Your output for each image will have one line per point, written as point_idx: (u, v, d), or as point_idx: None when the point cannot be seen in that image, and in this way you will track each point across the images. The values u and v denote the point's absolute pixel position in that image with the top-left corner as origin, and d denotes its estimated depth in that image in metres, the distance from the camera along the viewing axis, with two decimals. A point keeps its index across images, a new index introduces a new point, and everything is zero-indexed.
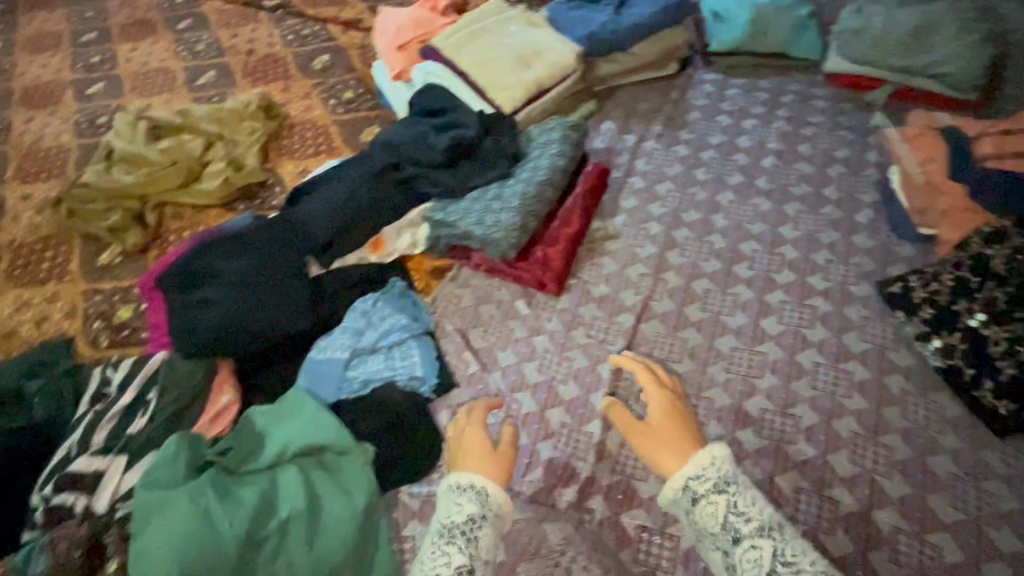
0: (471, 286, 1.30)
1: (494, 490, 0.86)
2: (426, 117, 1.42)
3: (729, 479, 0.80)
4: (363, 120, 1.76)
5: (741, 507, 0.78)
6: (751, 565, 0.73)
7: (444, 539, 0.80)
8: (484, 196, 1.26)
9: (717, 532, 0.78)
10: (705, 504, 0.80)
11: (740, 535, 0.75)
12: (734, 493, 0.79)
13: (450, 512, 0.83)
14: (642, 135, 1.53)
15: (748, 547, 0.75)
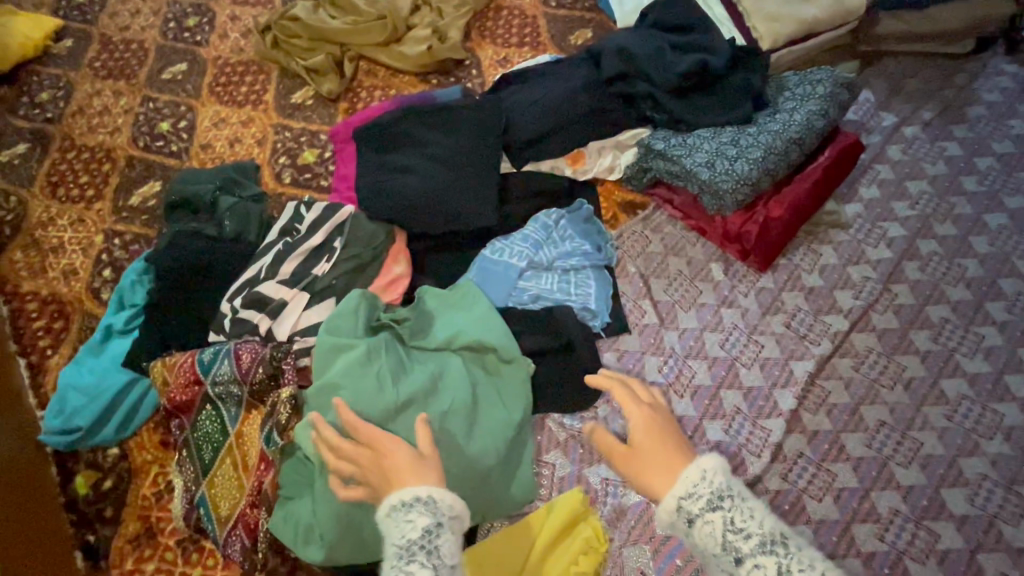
0: (664, 233, 1.17)
1: (445, 495, 0.63)
2: (666, 32, 1.25)
3: (725, 493, 0.57)
4: (576, 21, 1.60)
5: (741, 522, 0.55)
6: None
7: (400, 564, 0.59)
8: (718, 137, 1.11)
9: (718, 554, 0.56)
10: (698, 522, 0.57)
11: (741, 556, 0.55)
12: (731, 508, 0.56)
13: (394, 534, 0.61)
14: (906, 118, 1.27)
15: (750, 570, 0.54)
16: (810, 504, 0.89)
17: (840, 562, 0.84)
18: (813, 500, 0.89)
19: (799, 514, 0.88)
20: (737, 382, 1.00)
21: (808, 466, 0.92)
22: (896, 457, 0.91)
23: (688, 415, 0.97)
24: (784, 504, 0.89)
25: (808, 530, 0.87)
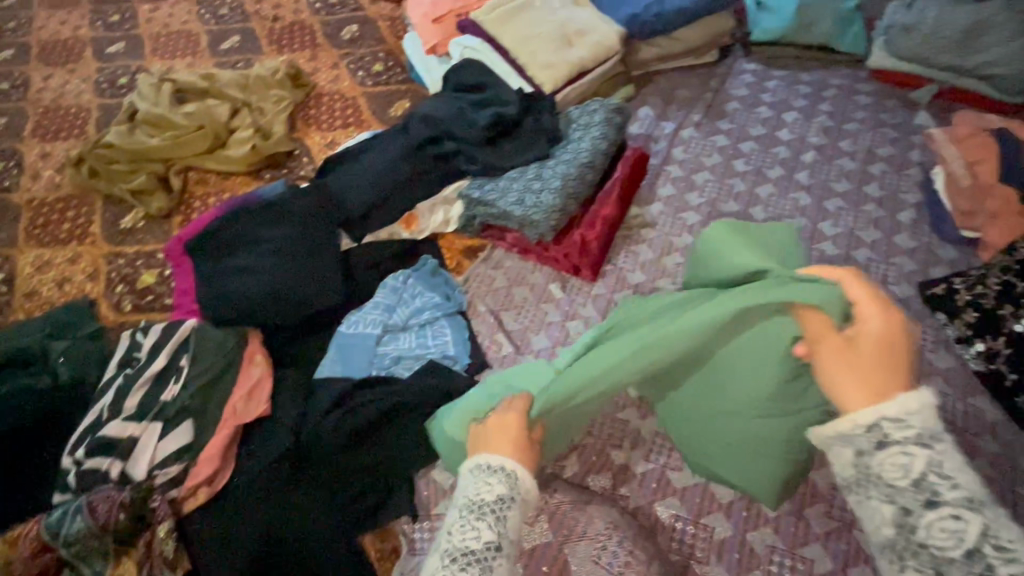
0: (505, 267, 1.28)
1: (522, 474, 0.75)
2: (463, 94, 1.41)
3: (932, 433, 0.57)
4: (393, 94, 1.73)
5: (1007, 540, 0.52)
6: (949, 540, 0.53)
7: (473, 515, 0.71)
8: (524, 176, 1.24)
9: (899, 485, 0.56)
10: (896, 450, 0.57)
11: (938, 498, 0.54)
12: (941, 451, 0.56)
13: (477, 489, 0.73)
14: (680, 123, 1.50)
15: (943, 516, 0.53)
16: (672, 475, 0.98)
17: (706, 519, 0.94)
18: (674, 470, 0.99)
19: (665, 487, 0.97)
20: None
21: (665, 442, 1.01)
22: None
23: None
24: (651, 483, 0.98)
25: (675, 499, 0.96)
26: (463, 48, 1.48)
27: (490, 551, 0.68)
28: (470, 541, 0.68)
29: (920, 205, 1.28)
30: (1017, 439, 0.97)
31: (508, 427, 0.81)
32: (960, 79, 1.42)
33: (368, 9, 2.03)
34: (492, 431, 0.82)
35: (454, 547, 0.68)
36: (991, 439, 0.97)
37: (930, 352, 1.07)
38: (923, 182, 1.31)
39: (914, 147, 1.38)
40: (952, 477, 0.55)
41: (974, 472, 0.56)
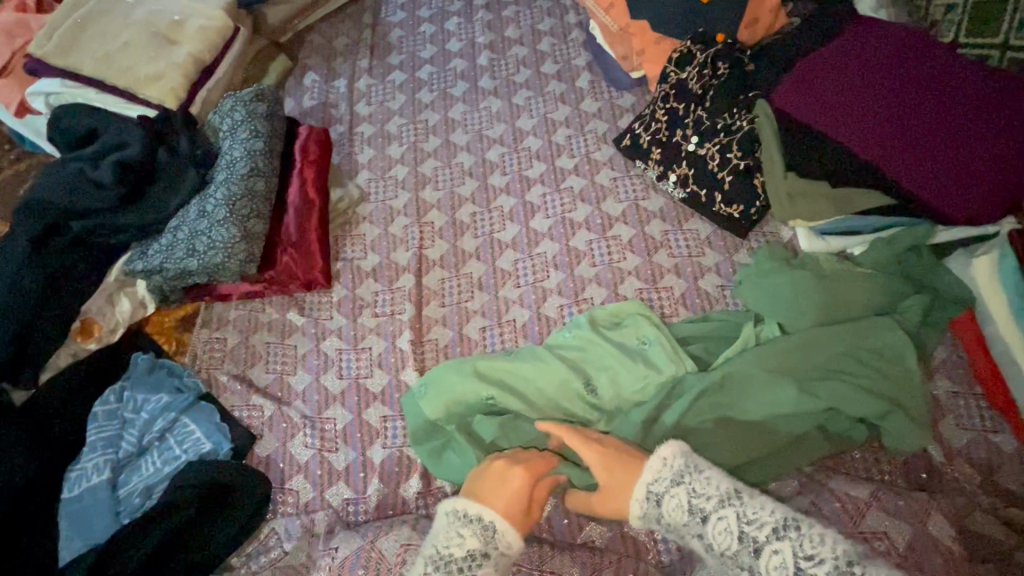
0: (230, 321, 1.10)
1: (504, 533, 0.69)
2: (75, 152, 1.11)
3: (681, 472, 0.68)
4: (13, 180, 1.35)
5: (753, 515, 0.62)
6: (727, 540, 0.62)
7: (438, 570, 0.67)
8: (186, 221, 1.05)
9: (687, 522, 0.66)
10: (716, 518, 0.64)
11: (706, 513, 0.64)
12: (690, 478, 0.67)
13: (449, 540, 0.69)
14: (352, 76, 1.36)
15: (716, 524, 0.64)
16: None
17: None
18: None
19: None
20: (370, 396, 1.01)
21: None
22: (507, 346, 1.02)
23: (351, 460, 0.96)
24: None
25: None
26: (44, 94, 1.15)
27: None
28: None
29: (591, 65, 1.31)
30: (727, 243, 1.07)
31: (512, 482, 0.72)
32: None
33: None
34: (496, 488, 0.72)
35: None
36: (710, 253, 1.06)
37: (643, 200, 1.13)
38: (586, 41, 1.33)
39: (568, 10, 1.39)
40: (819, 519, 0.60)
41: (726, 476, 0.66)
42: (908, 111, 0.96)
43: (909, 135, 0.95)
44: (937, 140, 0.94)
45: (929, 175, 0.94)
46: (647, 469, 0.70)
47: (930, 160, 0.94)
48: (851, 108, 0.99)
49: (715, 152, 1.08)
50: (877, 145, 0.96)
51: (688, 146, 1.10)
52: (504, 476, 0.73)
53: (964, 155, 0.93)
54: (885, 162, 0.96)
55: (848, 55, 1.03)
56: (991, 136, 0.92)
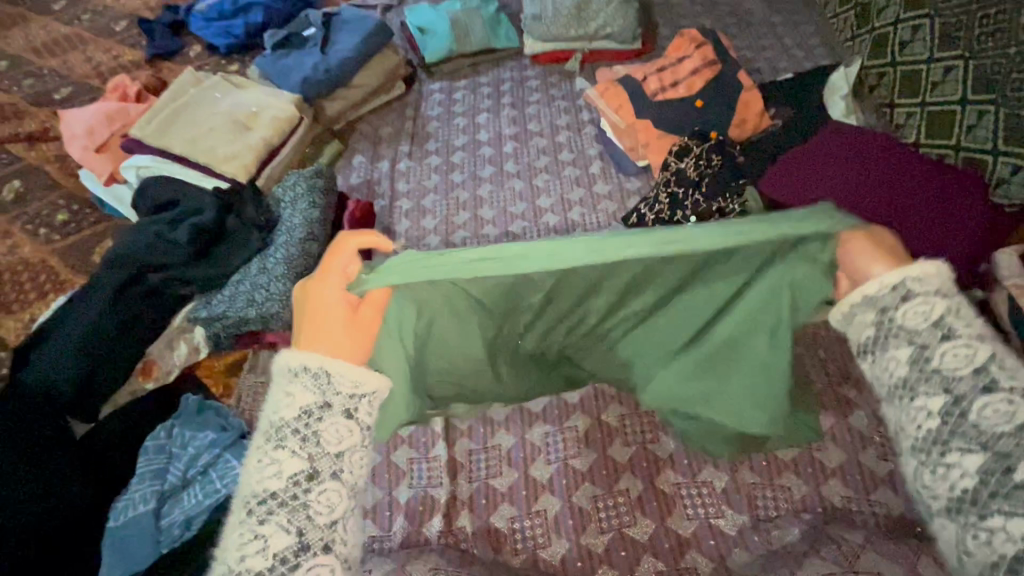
0: (275, 367, 1.21)
1: (339, 371, 0.72)
2: (155, 215, 1.29)
3: (945, 289, 0.76)
4: (91, 239, 1.54)
5: (953, 322, 0.74)
6: (914, 373, 0.73)
7: (274, 442, 0.69)
8: (248, 276, 1.20)
9: (917, 330, 0.74)
10: (951, 343, 0.72)
11: (929, 351, 0.73)
12: (947, 301, 0.75)
13: (280, 407, 0.71)
14: (394, 159, 1.56)
15: (943, 351, 0.72)
16: (495, 483, 1.03)
17: (537, 505, 1.00)
18: (496, 478, 1.04)
19: (494, 499, 1.01)
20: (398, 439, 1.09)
21: (480, 455, 1.06)
22: None
23: (379, 499, 1.03)
24: (481, 500, 1.01)
25: (506, 505, 1.00)
26: (136, 168, 1.36)
27: (299, 483, 0.66)
28: (273, 477, 0.67)
29: (602, 154, 1.50)
30: None
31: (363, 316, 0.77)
32: (593, 42, 1.71)
33: (27, 158, 1.78)
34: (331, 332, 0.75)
35: (250, 492, 0.67)
36: None
37: None
38: (598, 134, 1.54)
39: (583, 109, 1.62)
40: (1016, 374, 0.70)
41: (951, 289, 0.76)
42: (881, 197, 1.10)
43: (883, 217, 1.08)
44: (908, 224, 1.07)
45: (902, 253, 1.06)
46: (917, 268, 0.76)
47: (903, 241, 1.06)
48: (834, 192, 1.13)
49: None
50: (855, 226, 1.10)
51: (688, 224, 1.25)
52: (343, 322, 0.76)
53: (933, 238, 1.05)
54: None
55: (827, 150, 1.19)
56: (955, 224, 1.05)
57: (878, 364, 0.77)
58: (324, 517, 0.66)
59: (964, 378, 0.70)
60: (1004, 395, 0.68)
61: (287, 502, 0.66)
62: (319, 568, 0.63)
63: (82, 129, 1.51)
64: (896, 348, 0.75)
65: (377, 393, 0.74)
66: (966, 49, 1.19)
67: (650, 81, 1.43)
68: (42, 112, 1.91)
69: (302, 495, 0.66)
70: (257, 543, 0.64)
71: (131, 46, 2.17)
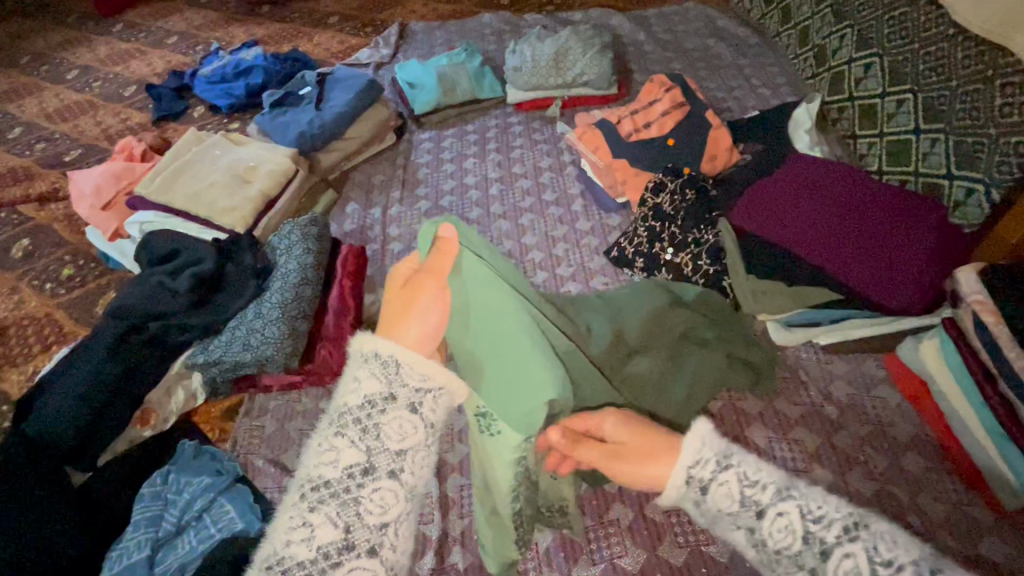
0: (270, 410, 1.24)
1: (413, 363, 0.63)
2: (156, 267, 1.35)
3: (727, 453, 0.70)
4: (95, 291, 1.59)
5: (817, 510, 0.64)
6: (785, 538, 0.65)
7: (335, 429, 0.61)
8: (245, 321, 1.25)
9: (740, 513, 0.67)
10: (774, 514, 0.66)
11: (762, 507, 0.66)
12: (739, 464, 0.69)
13: (346, 391, 0.63)
14: (386, 205, 1.64)
15: (774, 518, 0.66)
16: None
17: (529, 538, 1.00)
18: None
19: None
20: None
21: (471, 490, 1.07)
22: None
23: None
24: (473, 536, 1.02)
25: None
26: (140, 224, 1.43)
27: (355, 475, 0.59)
28: (329, 466, 0.59)
29: (584, 193, 1.57)
30: None
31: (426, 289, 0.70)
32: (572, 90, 1.81)
33: (37, 217, 1.86)
34: (416, 320, 0.67)
35: (306, 475, 0.60)
36: None
37: None
38: (579, 174, 1.62)
39: (564, 151, 1.71)
40: (824, 498, 0.66)
41: (774, 467, 0.68)
42: (842, 225, 1.16)
43: (845, 245, 1.14)
44: (869, 250, 1.12)
45: (867, 277, 1.10)
46: (686, 451, 0.70)
47: (866, 265, 1.11)
48: (803, 231, 1.18)
49: (689, 260, 1.28)
50: (819, 254, 1.15)
51: (666, 256, 1.30)
52: (402, 298, 0.69)
53: (894, 262, 1.10)
54: (826, 267, 1.14)
55: (790, 181, 1.25)
56: (915, 246, 1.10)
57: (736, 541, 0.69)
58: (376, 517, 0.59)
59: (802, 552, 0.64)
60: (909, 571, 0.58)
61: (339, 494, 0.59)
62: (360, 571, 0.57)
63: (89, 188, 1.59)
64: (731, 513, 0.68)
65: (446, 393, 0.65)
66: (913, 82, 1.26)
67: (624, 124, 1.52)
68: (53, 174, 2.01)
69: (356, 488, 0.59)
70: (304, 530, 0.57)
71: (138, 109, 2.30)
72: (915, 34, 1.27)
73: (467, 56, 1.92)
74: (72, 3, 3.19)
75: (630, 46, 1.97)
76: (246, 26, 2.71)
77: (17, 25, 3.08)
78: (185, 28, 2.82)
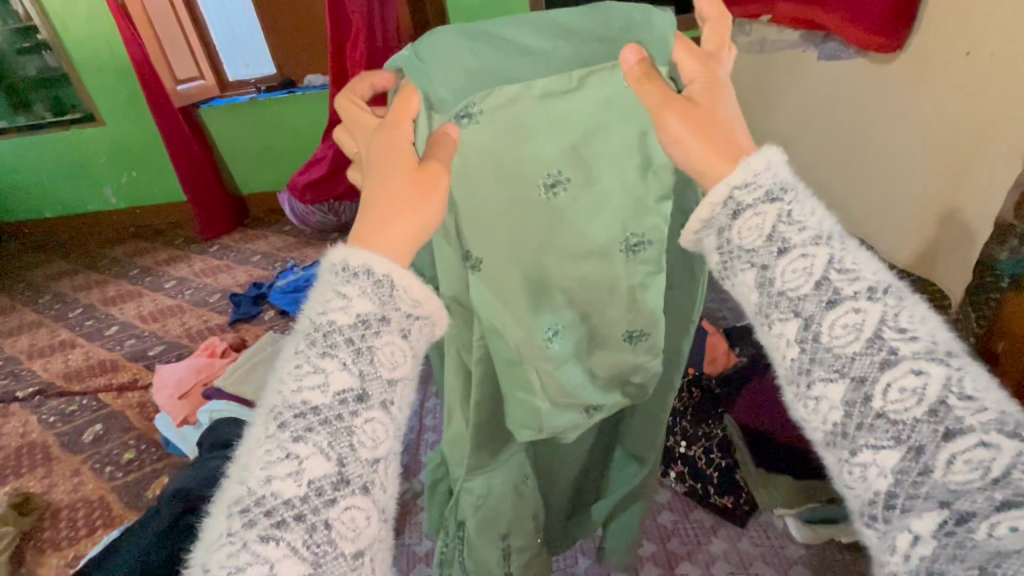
0: None
1: (407, 286, 0.56)
2: (216, 452, 1.50)
3: (784, 186, 0.55)
4: (148, 475, 1.72)
5: (849, 263, 0.51)
6: (797, 279, 0.52)
7: (317, 347, 0.52)
8: None
9: (760, 246, 0.54)
10: (797, 254, 0.52)
11: (790, 244, 0.53)
12: (791, 200, 0.54)
13: (327, 309, 0.53)
14: (425, 397, 1.88)
15: (794, 257, 0.52)
16: None
17: None
18: None
19: None
20: None
21: None
22: None
23: None
24: None
25: None
26: (210, 411, 1.65)
27: (347, 404, 0.50)
28: (314, 392, 0.50)
29: None
30: (728, 530, 1.35)
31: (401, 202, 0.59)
32: None
33: (113, 404, 2.10)
34: (379, 232, 0.57)
35: (284, 402, 0.50)
36: (716, 541, 1.33)
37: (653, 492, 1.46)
38: None
39: None
40: (920, 317, 0.49)
41: (866, 255, 0.53)
42: None
43: None
44: None
45: None
46: (742, 167, 0.56)
47: None
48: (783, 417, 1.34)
49: (701, 453, 1.40)
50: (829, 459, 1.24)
51: (680, 449, 1.43)
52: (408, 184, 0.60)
53: None
54: None
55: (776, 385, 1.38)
56: None
57: (739, 286, 0.56)
58: (368, 451, 0.51)
59: (856, 355, 0.48)
60: (991, 414, 0.43)
61: (331, 422, 0.49)
62: (353, 509, 0.48)
63: (172, 379, 1.85)
64: (741, 273, 0.55)
65: (431, 323, 0.59)
66: None
67: None
68: (136, 366, 2.33)
69: (348, 418, 0.50)
70: (288, 464, 0.47)
71: (219, 312, 2.72)
72: None
73: None
74: (182, 229, 3.98)
75: None
76: (318, 248, 3.32)
77: (134, 246, 3.83)
78: (268, 248, 3.46)
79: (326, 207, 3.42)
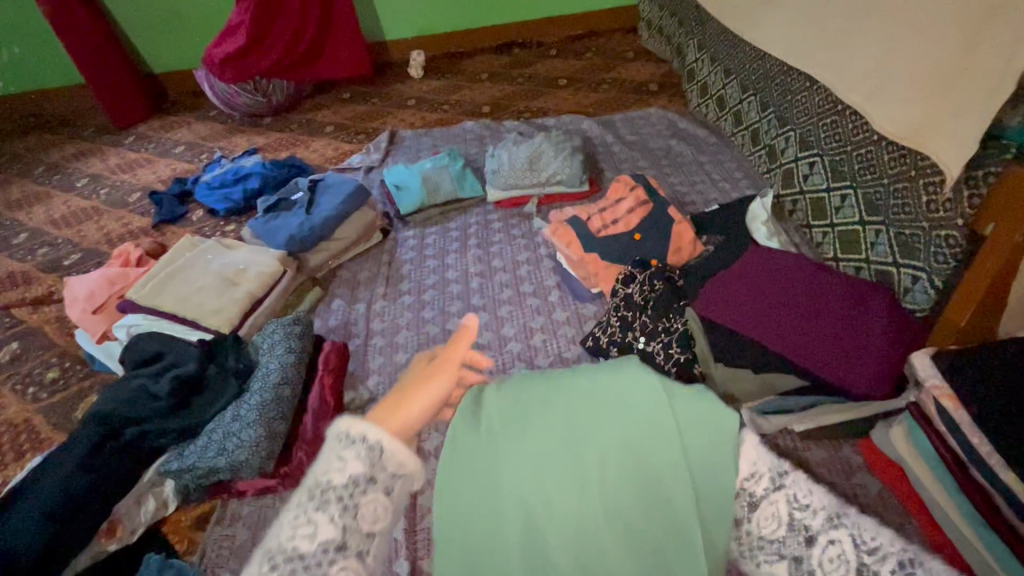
0: (243, 519, 1.22)
1: (394, 452, 0.60)
2: (139, 370, 1.37)
3: (781, 471, 0.61)
4: (75, 395, 1.59)
5: (871, 538, 0.56)
6: (836, 568, 0.56)
7: (311, 503, 0.59)
8: (223, 422, 1.25)
9: (786, 535, 0.59)
10: (824, 540, 0.57)
11: (812, 531, 0.58)
12: (791, 484, 0.60)
13: (324, 469, 0.60)
14: (370, 300, 1.69)
15: (825, 544, 0.57)
16: None
17: None
18: None
19: None
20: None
21: None
22: None
23: None
24: None
25: None
26: (128, 326, 1.50)
27: (327, 553, 0.56)
28: (302, 540, 0.57)
29: (559, 284, 1.64)
30: None
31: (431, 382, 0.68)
32: (546, 188, 1.90)
33: (29, 319, 1.91)
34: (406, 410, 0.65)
35: (276, 545, 0.57)
36: None
37: None
38: (555, 268, 1.69)
39: (540, 245, 1.79)
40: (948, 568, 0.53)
41: (826, 489, 0.61)
42: (814, 325, 1.18)
43: (822, 346, 1.15)
44: (851, 343, 1.14)
45: (851, 370, 1.12)
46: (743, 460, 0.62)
47: (849, 361, 1.13)
48: (824, 341, 1.16)
49: (660, 348, 1.32)
50: (807, 355, 1.15)
51: (639, 345, 1.34)
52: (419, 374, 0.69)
53: (872, 358, 1.13)
54: (818, 368, 1.14)
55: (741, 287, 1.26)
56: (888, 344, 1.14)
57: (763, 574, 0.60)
58: None
59: None
60: None
61: (310, 568, 0.55)
62: None
63: (83, 292, 1.65)
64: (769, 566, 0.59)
65: (414, 479, 0.62)
66: (851, 180, 1.41)
67: (593, 221, 1.62)
68: (52, 277, 2.10)
69: (326, 565, 0.55)
70: None
71: (140, 214, 2.42)
72: (845, 137, 1.40)
73: (451, 156, 2.02)
74: (89, 119, 3.44)
75: (599, 146, 2.10)
76: (247, 136, 2.92)
77: (36, 139, 3.32)
78: (192, 138, 3.04)
79: (252, 85, 2.92)
